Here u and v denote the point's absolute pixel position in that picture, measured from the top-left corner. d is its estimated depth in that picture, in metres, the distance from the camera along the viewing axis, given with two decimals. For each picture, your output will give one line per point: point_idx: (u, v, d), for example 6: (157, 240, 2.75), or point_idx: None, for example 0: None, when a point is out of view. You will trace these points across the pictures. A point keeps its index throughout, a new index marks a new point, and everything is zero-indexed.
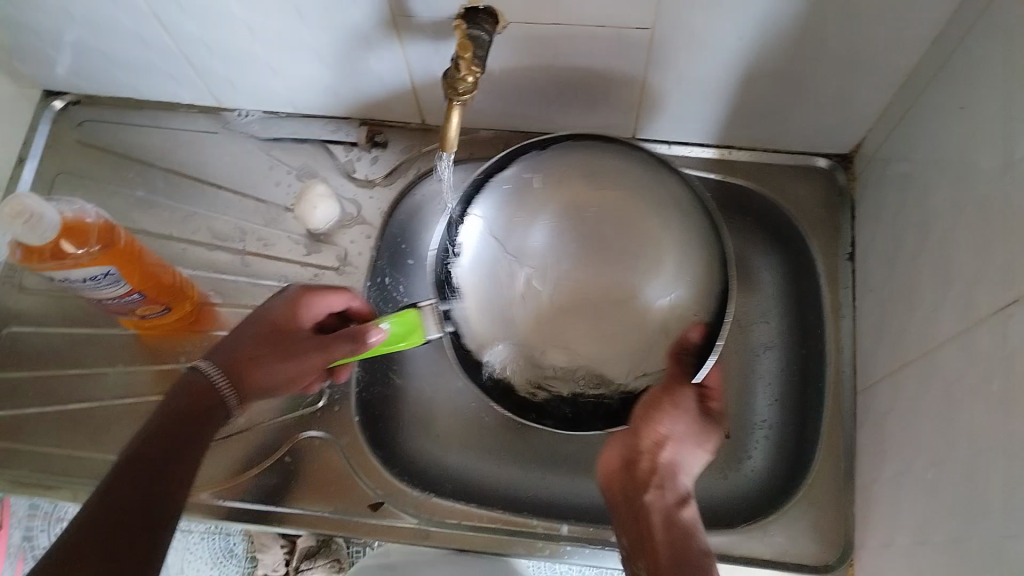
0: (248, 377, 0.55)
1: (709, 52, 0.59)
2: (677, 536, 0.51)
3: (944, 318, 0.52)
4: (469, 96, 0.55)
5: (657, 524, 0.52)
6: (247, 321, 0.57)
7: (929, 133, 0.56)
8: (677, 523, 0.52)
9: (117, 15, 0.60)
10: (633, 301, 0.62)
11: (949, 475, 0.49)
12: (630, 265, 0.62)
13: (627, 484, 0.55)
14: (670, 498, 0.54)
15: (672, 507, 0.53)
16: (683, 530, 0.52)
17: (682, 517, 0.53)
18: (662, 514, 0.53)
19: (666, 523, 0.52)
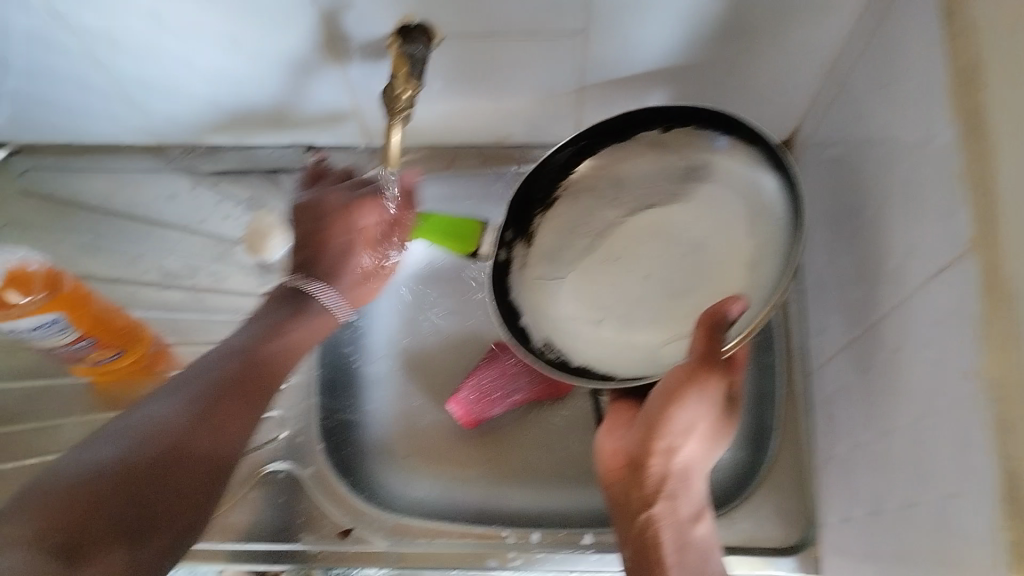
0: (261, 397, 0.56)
1: (640, 51, 0.59)
2: (686, 555, 0.53)
3: (881, 293, 0.52)
4: (408, 113, 0.56)
5: (669, 544, 0.53)
6: (233, 355, 0.57)
7: (857, 114, 0.57)
8: (686, 537, 0.53)
9: (49, 60, 0.59)
10: (693, 279, 0.60)
11: (892, 449, 0.49)
12: (684, 244, 0.61)
13: (638, 489, 0.54)
14: (681, 506, 0.54)
15: (686, 516, 0.54)
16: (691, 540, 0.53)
17: (695, 535, 0.54)
18: (673, 527, 0.53)
19: (677, 543, 0.53)
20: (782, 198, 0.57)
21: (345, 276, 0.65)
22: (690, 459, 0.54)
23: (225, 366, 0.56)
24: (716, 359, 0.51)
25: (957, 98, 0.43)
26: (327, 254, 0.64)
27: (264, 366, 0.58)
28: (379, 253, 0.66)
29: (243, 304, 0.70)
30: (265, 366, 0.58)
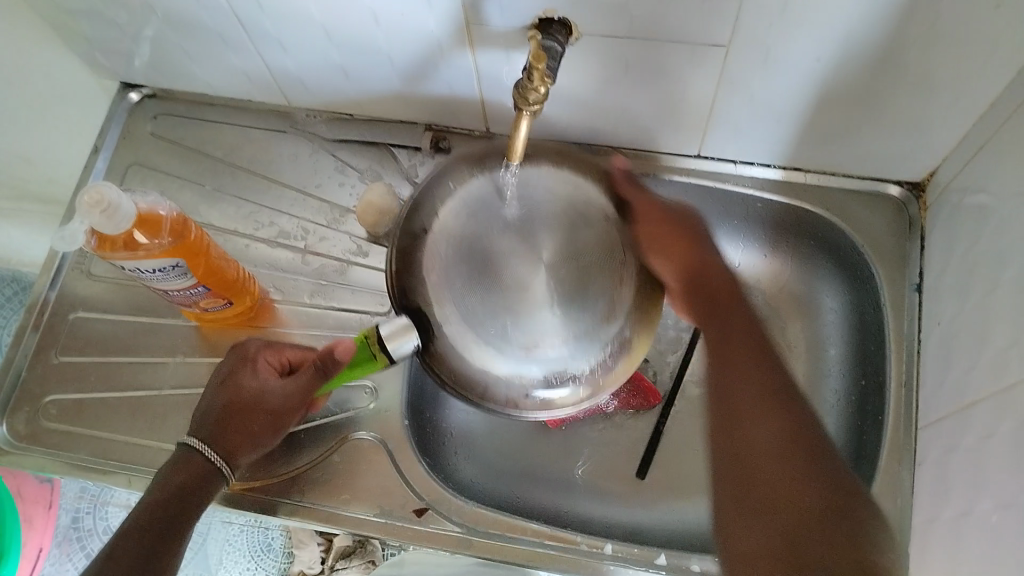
0: (237, 441, 0.56)
1: (784, 73, 0.57)
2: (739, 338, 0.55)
3: (1019, 358, 0.50)
4: (539, 106, 0.52)
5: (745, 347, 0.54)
6: (208, 410, 0.57)
7: (1011, 165, 0.54)
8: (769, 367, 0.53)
9: (201, 13, 0.61)
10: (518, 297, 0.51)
11: (1016, 522, 0.47)
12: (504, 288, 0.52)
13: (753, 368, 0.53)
14: (748, 349, 0.54)
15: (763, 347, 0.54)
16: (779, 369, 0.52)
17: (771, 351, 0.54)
18: (743, 331, 0.55)
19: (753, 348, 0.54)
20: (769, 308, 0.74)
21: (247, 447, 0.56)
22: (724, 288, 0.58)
23: (180, 461, 0.55)
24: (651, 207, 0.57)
25: None
26: (238, 425, 0.56)
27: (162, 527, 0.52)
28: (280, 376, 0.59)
29: (346, 273, 0.70)
30: (170, 514, 0.52)
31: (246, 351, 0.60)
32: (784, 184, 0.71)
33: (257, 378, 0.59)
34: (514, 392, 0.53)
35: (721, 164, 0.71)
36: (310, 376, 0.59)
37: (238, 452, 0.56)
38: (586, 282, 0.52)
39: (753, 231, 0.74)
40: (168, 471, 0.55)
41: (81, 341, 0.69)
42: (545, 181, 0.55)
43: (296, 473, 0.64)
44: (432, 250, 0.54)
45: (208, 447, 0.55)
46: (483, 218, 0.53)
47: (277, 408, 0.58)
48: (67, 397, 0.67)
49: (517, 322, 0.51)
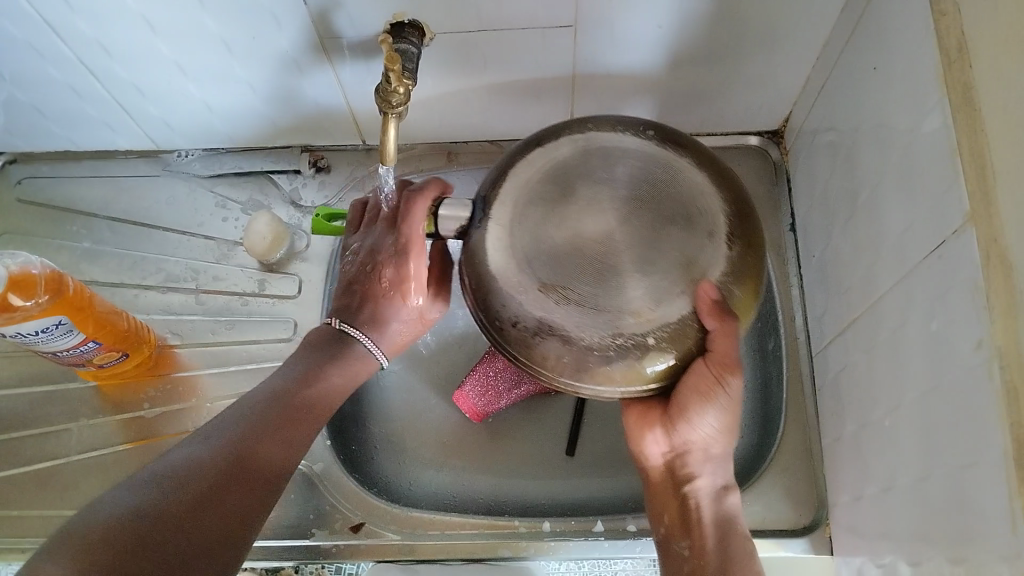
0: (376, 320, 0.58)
1: (633, 45, 0.60)
2: (716, 476, 0.54)
3: (884, 272, 0.53)
4: (403, 109, 0.54)
5: (704, 514, 0.53)
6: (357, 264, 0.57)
7: (849, 99, 0.58)
8: (722, 515, 0.53)
9: (48, 68, 0.60)
10: (569, 253, 0.45)
11: (905, 422, 0.50)
12: (567, 233, 0.45)
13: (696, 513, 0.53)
14: (726, 508, 0.53)
15: (719, 498, 0.53)
16: (732, 525, 0.52)
17: (729, 503, 0.53)
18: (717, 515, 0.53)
19: (714, 511, 0.53)
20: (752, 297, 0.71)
21: (389, 328, 0.59)
22: (707, 437, 0.53)
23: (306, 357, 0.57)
24: (733, 360, 0.47)
25: (951, 77, 0.44)
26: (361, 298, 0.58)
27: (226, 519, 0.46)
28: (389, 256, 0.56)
29: (243, 306, 0.70)
30: (237, 506, 0.47)
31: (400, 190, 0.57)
32: None
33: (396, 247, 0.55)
34: (504, 316, 0.46)
35: None
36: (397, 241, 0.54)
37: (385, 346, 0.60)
38: (652, 265, 0.45)
39: None
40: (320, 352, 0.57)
41: None
42: (644, 173, 0.47)
43: None
44: (526, 160, 0.49)
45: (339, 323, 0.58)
46: (580, 160, 0.48)
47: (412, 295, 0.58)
48: None
49: (573, 264, 0.45)
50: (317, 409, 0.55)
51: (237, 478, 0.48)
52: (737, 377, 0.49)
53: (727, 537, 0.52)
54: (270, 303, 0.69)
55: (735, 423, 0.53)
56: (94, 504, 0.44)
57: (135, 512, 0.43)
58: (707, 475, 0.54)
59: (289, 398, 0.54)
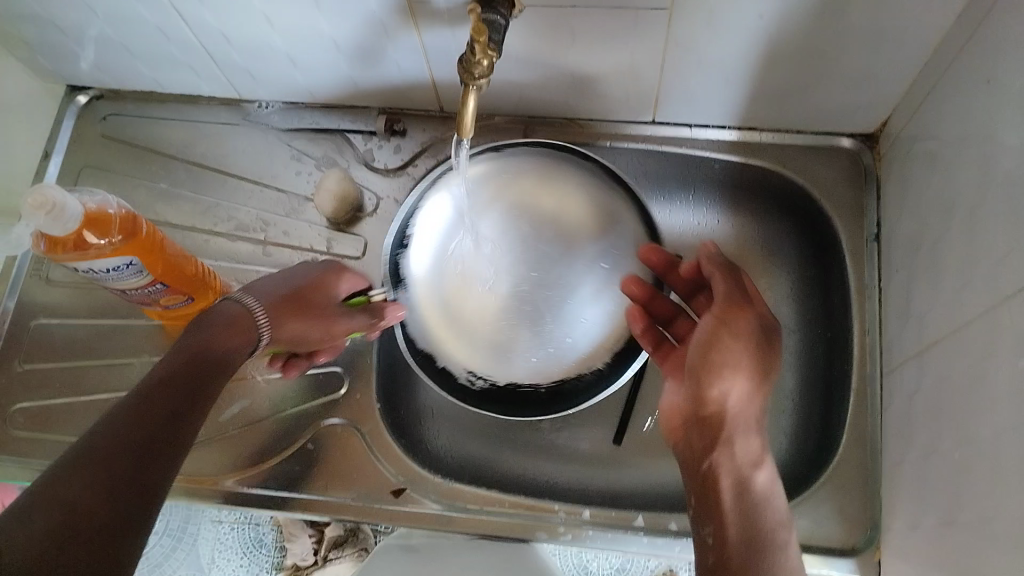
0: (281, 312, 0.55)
1: (730, 34, 0.57)
2: (743, 447, 0.52)
3: (971, 299, 0.50)
4: (486, 80, 0.53)
5: (727, 484, 0.51)
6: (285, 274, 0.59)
7: (956, 109, 0.54)
8: (747, 493, 0.51)
9: (140, 9, 0.60)
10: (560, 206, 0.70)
11: (975, 457, 0.48)
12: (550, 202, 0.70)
13: (727, 496, 0.51)
14: (749, 479, 0.51)
15: (742, 475, 0.51)
16: (757, 502, 0.50)
17: (757, 482, 0.51)
18: (739, 487, 0.51)
19: (737, 485, 0.51)
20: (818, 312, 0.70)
21: (285, 317, 0.55)
22: (738, 406, 0.52)
23: (181, 350, 0.49)
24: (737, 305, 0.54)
25: None
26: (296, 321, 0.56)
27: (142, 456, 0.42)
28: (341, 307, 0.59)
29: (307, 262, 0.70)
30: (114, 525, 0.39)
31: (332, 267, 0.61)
32: (739, 144, 0.71)
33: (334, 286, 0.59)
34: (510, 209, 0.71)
35: (677, 130, 0.71)
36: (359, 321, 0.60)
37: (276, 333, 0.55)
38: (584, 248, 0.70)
39: (712, 193, 0.75)
40: (218, 316, 0.53)
41: (46, 348, 0.69)
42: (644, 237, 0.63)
43: (270, 463, 0.65)
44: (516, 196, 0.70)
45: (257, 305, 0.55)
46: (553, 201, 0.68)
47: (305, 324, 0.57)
48: (35, 405, 0.66)
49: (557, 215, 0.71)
50: (220, 342, 0.51)
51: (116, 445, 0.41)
52: (750, 318, 0.53)
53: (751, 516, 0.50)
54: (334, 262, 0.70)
55: (761, 384, 0.53)
56: None
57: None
58: (729, 445, 0.52)
59: (173, 365, 0.48)
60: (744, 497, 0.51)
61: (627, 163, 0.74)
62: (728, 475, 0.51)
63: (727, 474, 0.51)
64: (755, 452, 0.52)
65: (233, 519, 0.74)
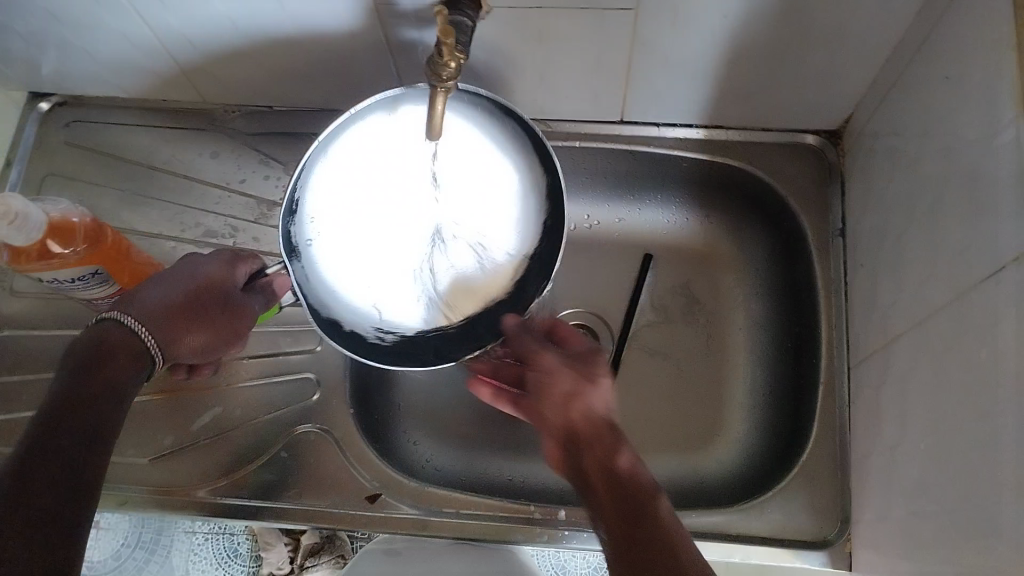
0: (174, 332, 0.52)
1: (695, 33, 0.58)
2: (597, 455, 0.47)
3: (934, 290, 0.51)
4: (453, 83, 0.52)
5: (600, 486, 0.46)
6: (175, 274, 0.55)
7: (917, 106, 0.55)
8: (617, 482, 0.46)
9: (102, 14, 0.59)
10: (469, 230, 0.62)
11: (941, 447, 0.49)
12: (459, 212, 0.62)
13: (605, 497, 0.46)
14: (613, 474, 0.46)
15: (608, 466, 0.47)
16: (626, 492, 0.45)
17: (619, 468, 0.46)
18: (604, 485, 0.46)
19: (607, 485, 0.46)
20: (788, 307, 0.71)
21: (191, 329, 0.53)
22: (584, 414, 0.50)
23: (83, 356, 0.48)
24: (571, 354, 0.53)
25: None
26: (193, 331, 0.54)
27: (73, 443, 0.44)
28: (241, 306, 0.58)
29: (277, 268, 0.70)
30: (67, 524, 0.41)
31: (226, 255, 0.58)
32: (705, 142, 0.72)
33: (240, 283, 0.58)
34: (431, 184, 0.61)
35: (645, 129, 0.72)
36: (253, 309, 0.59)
37: (168, 347, 0.52)
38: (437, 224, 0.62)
39: (680, 190, 0.76)
40: (91, 341, 0.49)
41: (11, 359, 0.67)
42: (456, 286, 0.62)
43: (246, 471, 0.64)
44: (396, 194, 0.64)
45: (144, 329, 0.50)
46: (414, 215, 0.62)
47: (211, 328, 0.55)
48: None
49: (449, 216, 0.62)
50: (119, 357, 0.49)
51: (50, 431, 0.44)
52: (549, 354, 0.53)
53: (633, 513, 0.44)
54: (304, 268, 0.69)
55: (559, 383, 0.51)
56: None
57: None
58: (592, 447, 0.48)
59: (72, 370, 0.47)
60: (619, 498, 0.45)
61: (595, 164, 0.74)
62: (601, 487, 0.46)
63: (600, 486, 0.46)
64: (618, 453, 0.47)
65: (206, 531, 0.74)
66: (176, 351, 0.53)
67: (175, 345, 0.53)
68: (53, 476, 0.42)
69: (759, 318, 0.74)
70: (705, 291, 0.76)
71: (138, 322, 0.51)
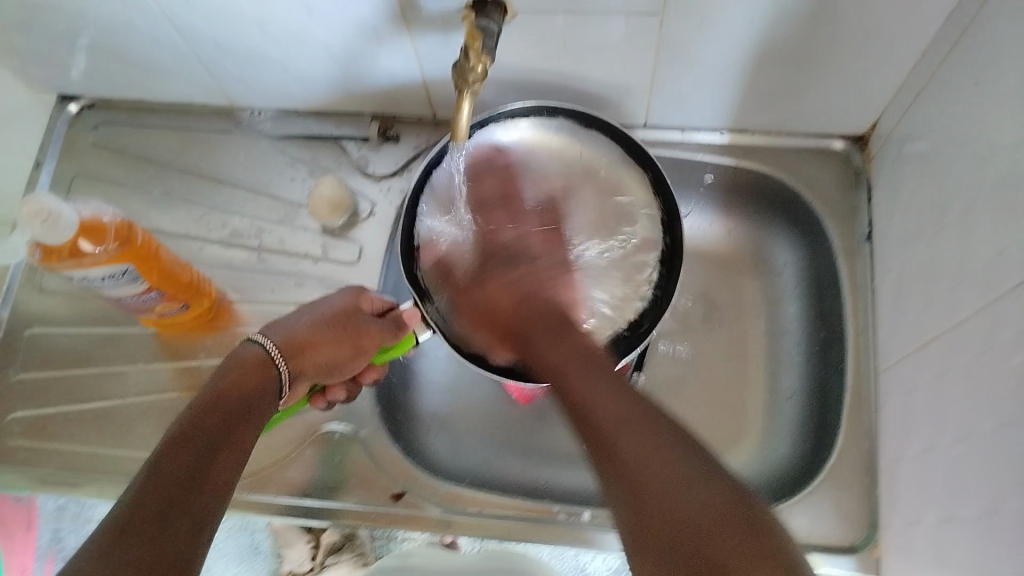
0: (300, 356, 0.58)
1: (722, 37, 0.58)
2: (634, 444, 0.43)
3: (965, 297, 0.51)
4: (480, 86, 0.53)
5: (631, 436, 0.44)
6: (311, 309, 0.62)
7: (946, 112, 0.55)
8: (649, 432, 0.44)
9: (134, 19, 0.60)
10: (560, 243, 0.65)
11: (973, 454, 0.48)
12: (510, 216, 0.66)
13: (624, 448, 0.43)
14: (630, 422, 0.45)
15: (629, 416, 0.45)
16: (652, 441, 0.43)
17: (645, 417, 0.45)
18: (641, 434, 0.44)
19: (635, 435, 0.44)
20: (815, 313, 0.71)
21: (315, 343, 0.59)
22: (600, 376, 0.50)
23: (226, 364, 0.55)
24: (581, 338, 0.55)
25: None
26: (312, 348, 0.59)
27: (213, 428, 0.47)
28: (362, 337, 0.60)
29: (305, 268, 0.70)
30: (215, 476, 0.44)
31: (355, 295, 0.62)
32: (730, 147, 0.72)
33: (371, 319, 0.61)
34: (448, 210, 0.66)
35: (670, 133, 0.72)
36: (388, 334, 0.61)
37: (297, 364, 0.58)
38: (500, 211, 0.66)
39: (705, 195, 0.76)
40: (230, 363, 0.55)
41: (40, 357, 0.68)
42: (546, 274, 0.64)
43: (273, 469, 0.65)
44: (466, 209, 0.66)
45: (272, 346, 0.57)
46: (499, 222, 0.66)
47: (335, 349, 0.59)
48: (29, 415, 0.66)
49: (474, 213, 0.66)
50: (252, 373, 0.54)
51: (197, 417, 0.48)
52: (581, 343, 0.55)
53: (691, 519, 0.39)
54: (327, 270, 0.70)
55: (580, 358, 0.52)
56: (134, 484, 0.42)
57: (115, 526, 0.39)
58: (607, 407, 0.47)
59: (219, 382, 0.52)
60: (666, 500, 0.40)
61: None
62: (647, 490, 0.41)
63: (648, 501, 0.41)
64: (660, 446, 0.43)
65: (226, 527, 0.70)
66: (329, 375, 0.60)
67: (291, 356, 0.58)
68: (196, 437, 0.46)
69: (784, 323, 0.74)
70: (727, 297, 0.76)
71: (269, 342, 0.57)
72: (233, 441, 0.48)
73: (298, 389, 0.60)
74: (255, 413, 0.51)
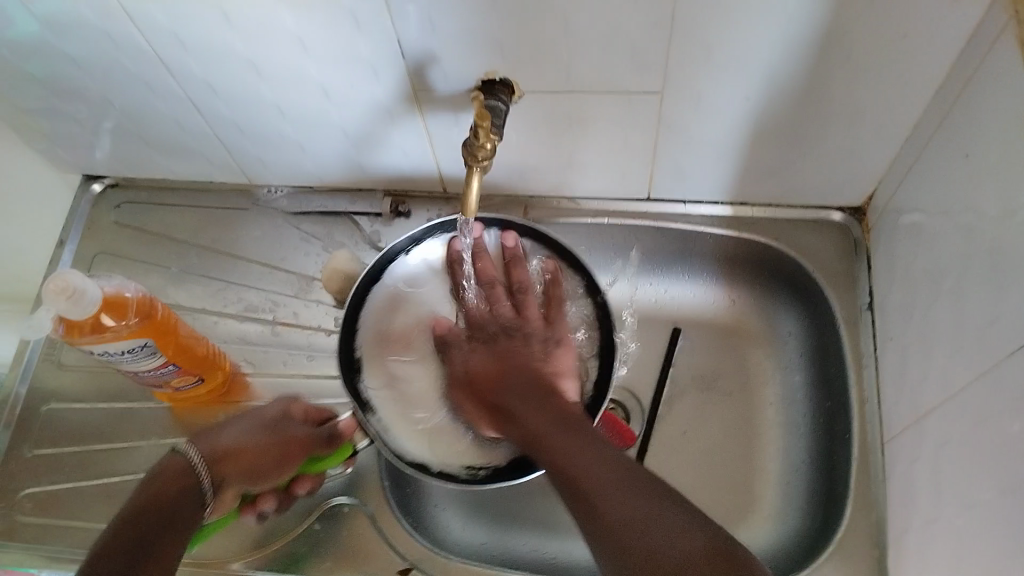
0: (230, 459, 0.58)
1: (718, 115, 0.60)
2: (618, 498, 0.44)
3: (965, 363, 0.52)
4: (489, 163, 0.55)
5: (612, 486, 0.45)
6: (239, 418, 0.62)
7: (937, 184, 0.57)
8: (627, 483, 0.45)
9: (157, 104, 0.63)
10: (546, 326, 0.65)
11: (979, 522, 0.48)
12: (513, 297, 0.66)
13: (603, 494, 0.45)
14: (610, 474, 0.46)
15: (607, 467, 0.47)
16: (635, 495, 0.44)
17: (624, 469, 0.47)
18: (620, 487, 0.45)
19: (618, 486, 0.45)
20: (820, 381, 0.72)
21: (247, 446, 0.60)
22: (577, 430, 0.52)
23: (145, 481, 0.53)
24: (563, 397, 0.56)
25: None
26: (244, 454, 0.59)
27: (145, 531, 0.49)
28: (296, 442, 0.63)
29: (317, 341, 0.72)
30: None
31: (282, 406, 0.64)
32: (731, 219, 0.74)
33: (301, 427, 0.64)
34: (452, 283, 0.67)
35: (671, 206, 0.74)
36: (316, 442, 0.64)
37: (224, 470, 0.57)
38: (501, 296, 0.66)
39: (707, 266, 0.77)
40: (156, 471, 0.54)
41: (53, 432, 0.69)
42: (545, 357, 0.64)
43: (278, 543, 0.65)
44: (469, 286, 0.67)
45: (197, 454, 0.55)
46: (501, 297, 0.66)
47: (269, 453, 0.61)
48: (40, 490, 0.67)
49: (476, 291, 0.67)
50: (181, 479, 0.54)
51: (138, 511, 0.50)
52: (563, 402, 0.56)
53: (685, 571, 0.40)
54: (339, 343, 0.71)
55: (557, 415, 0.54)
56: None
57: None
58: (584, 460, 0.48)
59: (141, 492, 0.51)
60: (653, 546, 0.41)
61: (623, 239, 0.76)
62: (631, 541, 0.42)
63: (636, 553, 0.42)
64: (652, 505, 0.44)
65: None
66: (260, 483, 0.61)
67: (222, 462, 0.57)
68: (132, 536, 0.48)
69: (790, 391, 0.74)
70: (732, 366, 0.77)
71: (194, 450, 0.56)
72: (169, 543, 0.49)
73: (224, 499, 0.59)
74: (181, 520, 0.51)
